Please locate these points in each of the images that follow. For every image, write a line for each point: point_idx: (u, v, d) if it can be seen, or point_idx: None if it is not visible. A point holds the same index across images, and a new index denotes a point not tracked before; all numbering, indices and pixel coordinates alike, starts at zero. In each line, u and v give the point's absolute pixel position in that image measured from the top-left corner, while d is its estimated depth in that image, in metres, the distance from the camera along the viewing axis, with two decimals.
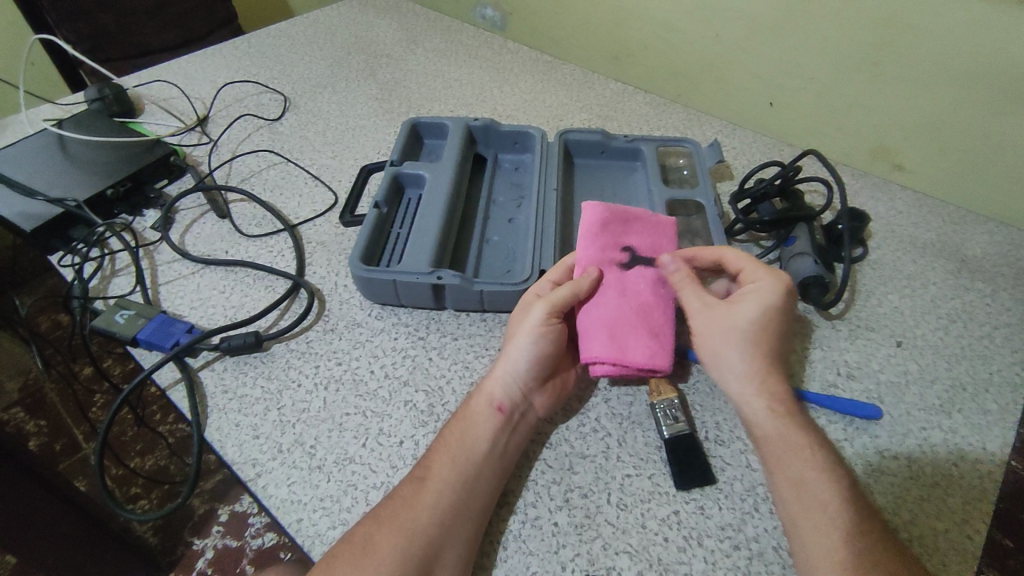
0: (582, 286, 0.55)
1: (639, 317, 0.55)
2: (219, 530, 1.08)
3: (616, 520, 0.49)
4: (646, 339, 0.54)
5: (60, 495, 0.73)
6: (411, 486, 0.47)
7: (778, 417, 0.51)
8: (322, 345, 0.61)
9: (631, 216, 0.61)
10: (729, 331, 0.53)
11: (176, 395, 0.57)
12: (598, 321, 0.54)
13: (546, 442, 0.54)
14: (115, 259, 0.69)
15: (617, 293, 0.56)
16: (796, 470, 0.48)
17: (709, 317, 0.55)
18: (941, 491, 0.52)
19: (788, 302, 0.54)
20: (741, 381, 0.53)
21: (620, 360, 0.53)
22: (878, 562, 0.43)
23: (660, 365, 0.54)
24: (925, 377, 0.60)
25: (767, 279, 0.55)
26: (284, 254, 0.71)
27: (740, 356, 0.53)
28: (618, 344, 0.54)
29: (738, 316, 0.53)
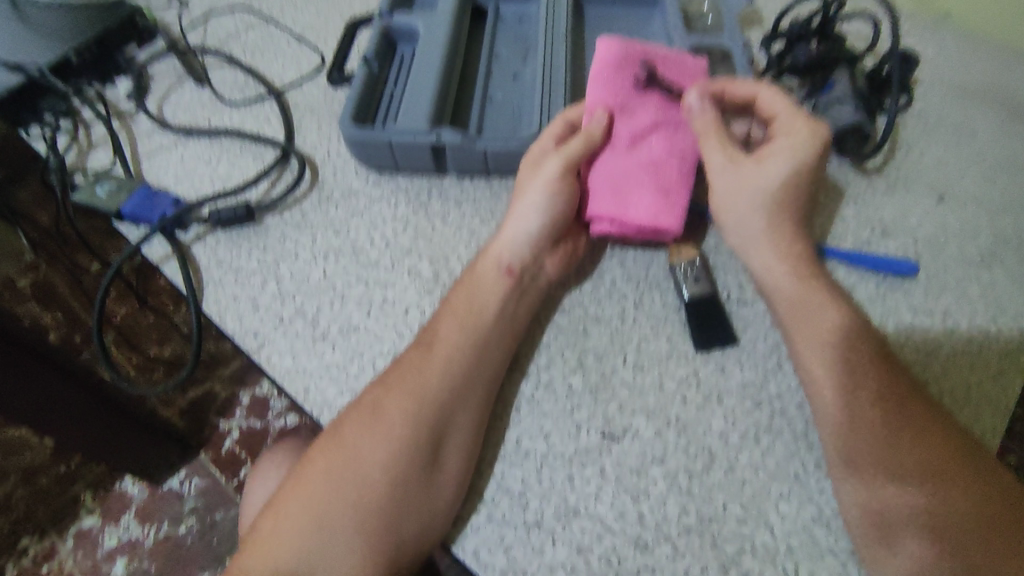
0: (594, 135, 0.51)
1: (649, 173, 0.50)
2: (243, 412, 1.11)
3: (632, 381, 0.48)
4: (651, 196, 0.49)
5: (78, 380, 0.74)
6: (418, 351, 0.45)
7: (791, 281, 0.47)
8: (318, 216, 0.58)
9: (653, 59, 0.54)
10: (755, 190, 0.49)
11: (169, 270, 0.55)
12: (604, 175, 0.51)
13: (557, 306, 0.52)
14: (90, 132, 0.64)
15: (626, 147, 0.51)
16: (816, 328, 0.45)
17: (737, 176, 0.50)
18: (975, 346, 0.49)
19: (820, 159, 0.50)
20: (764, 243, 0.49)
21: (620, 218, 0.50)
22: (906, 427, 0.41)
23: (666, 226, 0.49)
24: (966, 231, 0.56)
25: (802, 134, 0.50)
26: (270, 121, 0.66)
27: (763, 218, 0.49)
28: (622, 201, 0.50)
29: (764, 177, 0.49)
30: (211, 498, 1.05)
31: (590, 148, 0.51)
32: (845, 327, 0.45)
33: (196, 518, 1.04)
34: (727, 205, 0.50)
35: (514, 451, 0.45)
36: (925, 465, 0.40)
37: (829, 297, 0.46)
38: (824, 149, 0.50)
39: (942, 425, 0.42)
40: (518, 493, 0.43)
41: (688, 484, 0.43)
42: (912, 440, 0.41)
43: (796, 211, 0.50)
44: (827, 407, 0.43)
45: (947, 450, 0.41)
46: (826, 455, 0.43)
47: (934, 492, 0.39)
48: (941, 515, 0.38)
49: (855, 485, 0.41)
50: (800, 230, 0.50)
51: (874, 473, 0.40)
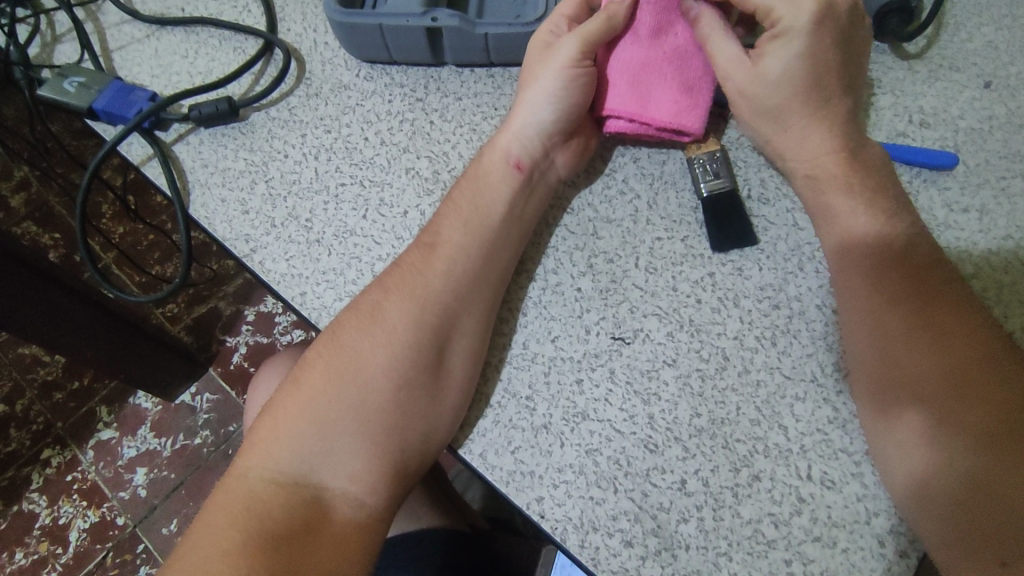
0: (616, 17, 0.45)
1: (672, 68, 0.46)
2: (250, 328, 1.09)
3: (645, 284, 0.45)
4: (675, 93, 0.46)
5: (90, 300, 0.72)
6: (419, 253, 0.43)
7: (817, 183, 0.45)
8: (307, 113, 0.53)
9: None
10: (758, 100, 0.46)
11: (151, 172, 0.52)
12: (625, 64, 0.46)
13: (565, 207, 0.48)
14: (53, 22, 0.58)
15: (651, 34, 0.46)
16: (846, 231, 0.43)
17: (734, 85, 0.46)
18: (1013, 245, 0.46)
19: (824, 41, 0.43)
20: (787, 150, 0.46)
21: (640, 116, 0.46)
22: (944, 322, 0.38)
23: (688, 126, 0.46)
24: (1013, 122, 0.51)
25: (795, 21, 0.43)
26: (251, 10, 0.59)
27: (777, 124, 0.46)
28: (642, 95, 0.46)
29: (765, 78, 0.45)
30: (224, 412, 1.06)
31: (611, 32, 0.46)
32: (879, 217, 0.42)
33: (209, 430, 1.05)
34: (736, 117, 0.48)
35: (520, 356, 0.43)
36: (961, 371, 0.36)
37: (864, 187, 0.44)
38: (825, 30, 0.43)
39: (989, 331, 0.38)
40: (525, 397, 0.42)
41: (700, 387, 0.42)
42: (949, 334, 0.38)
43: (818, 103, 0.45)
44: (858, 307, 0.41)
45: (991, 356, 0.37)
46: (849, 359, 0.41)
47: (966, 400, 0.36)
48: (974, 424, 0.35)
49: (879, 386, 0.39)
50: (837, 120, 0.45)
51: (899, 374, 0.38)
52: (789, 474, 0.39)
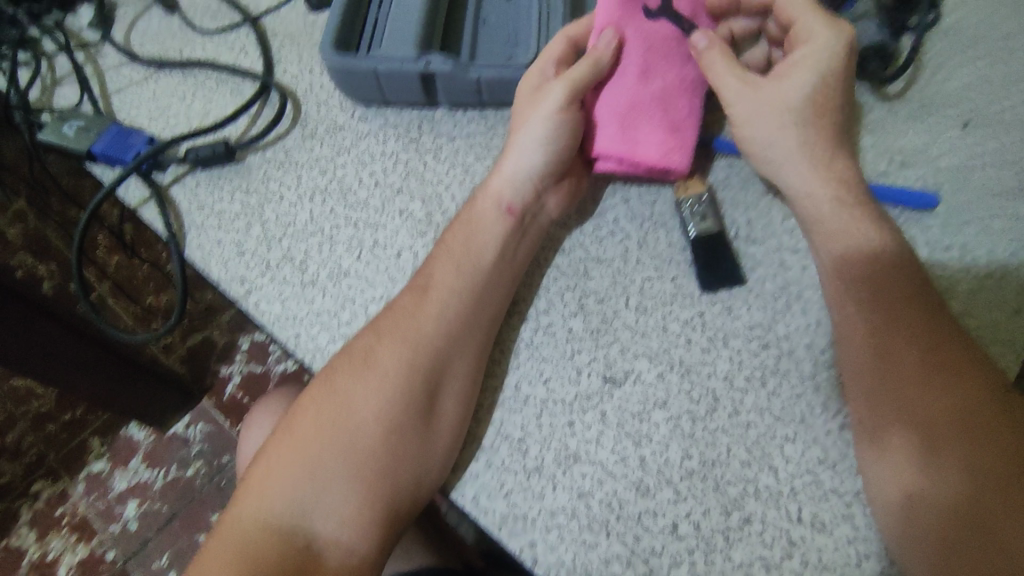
0: (601, 61, 0.47)
1: (660, 108, 0.47)
2: (243, 357, 1.09)
3: (635, 324, 0.46)
4: (662, 133, 0.46)
5: (76, 331, 0.71)
6: (412, 296, 0.43)
7: (834, 210, 0.45)
8: (302, 154, 0.54)
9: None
10: (778, 112, 0.46)
11: (148, 214, 0.52)
12: (612, 105, 0.47)
13: (557, 248, 0.49)
14: (54, 65, 0.60)
15: (638, 74, 0.47)
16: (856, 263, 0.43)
17: (755, 98, 0.47)
18: (995, 282, 0.47)
19: (847, 65, 0.47)
20: (798, 166, 0.46)
21: (628, 157, 0.47)
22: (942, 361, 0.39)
23: (676, 166, 0.47)
24: (993, 161, 0.52)
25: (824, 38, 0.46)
26: (247, 52, 0.61)
27: (792, 138, 0.46)
28: (630, 136, 0.47)
29: (789, 92, 0.47)
30: (217, 443, 1.05)
31: (598, 74, 0.47)
32: (880, 257, 0.43)
33: (202, 461, 1.04)
34: (747, 137, 0.48)
35: (512, 398, 0.44)
36: (959, 415, 0.37)
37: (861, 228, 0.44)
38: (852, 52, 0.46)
39: (990, 376, 0.38)
40: (517, 440, 0.42)
41: (691, 428, 0.42)
42: (946, 373, 0.38)
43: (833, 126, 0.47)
44: (858, 346, 0.41)
45: (992, 403, 0.37)
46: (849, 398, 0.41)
47: (963, 444, 0.36)
48: (972, 466, 0.35)
49: (875, 425, 0.39)
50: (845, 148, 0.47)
51: (896, 416, 0.38)
52: (780, 517, 0.40)
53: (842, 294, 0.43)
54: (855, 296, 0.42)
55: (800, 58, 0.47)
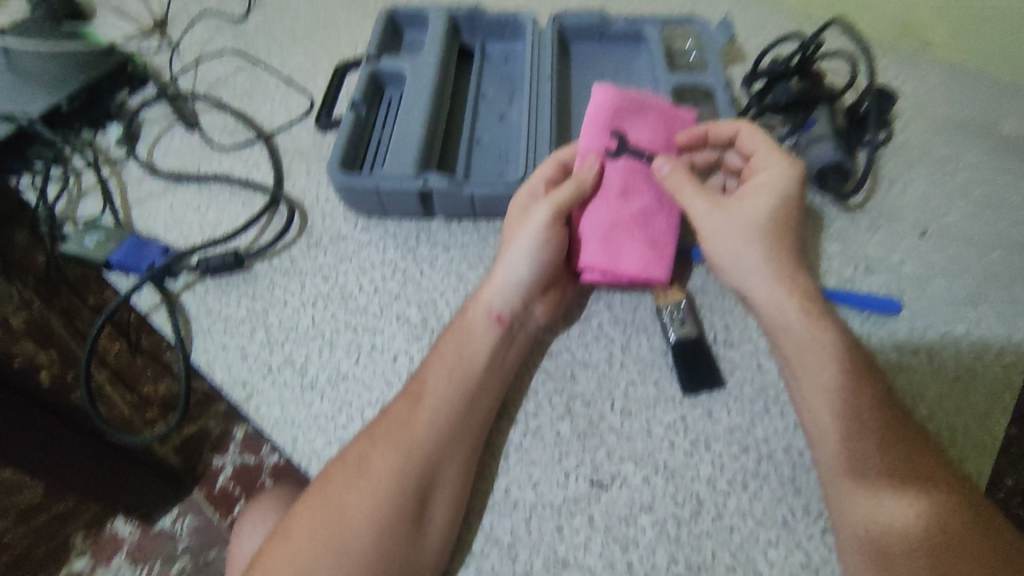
0: (586, 182, 0.51)
1: (639, 225, 0.51)
2: (237, 448, 1.09)
3: (621, 428, 0.48)
4: (642, 249, 0.51)
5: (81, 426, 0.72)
6: (406, 403, 0.45)
7: (801, 319, 0.47)
8: (307, 262, 0.58)
9: (649, 109, 0.54)
10: (745, 228, 0.49)
11: (158, 320, 0.55)
12: (594, 225, 0.51)
13: (545, 352, 0.52)
14: (81, 179, 0.65)
15: (619, 196, 0.51)
16: (820, 370, 0.45)
17: (722, 216, 0.50)
18: (962, 385, 0.50)
19: (798, 190, 0.51)
20: (764, 280, 0.48)
21: (611, 269, 0.50)
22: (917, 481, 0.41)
23: (657, 277, 0.50)
24: (951, 269, 0.56)
25: (777, 167, 0.51)
26: (260, 166, 0.66)
27: (758, 253, 0.49)
28: (613, 251, 0.51)
29: (752, 212, 0.50)
30: (205, 536, 1.03)
31: (583, 194, 0.51)
32: (845, 366, 0.45)
33: (188, 557, 1.02)
34: (714, 254, 0.50)
35: (502, 502, 0.45)
36: (935, 539, 0.39)
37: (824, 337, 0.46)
38: (798, 184, 0.51)
39: (964, 503, 0.40)
40: (506, 545, 0.43)
41: (676, 532, 0.43)
42: (922, 496, 0.40)
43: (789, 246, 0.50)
44: (840, 461, 0.42)
45: (966, 528, 0.39)
46: (830, 510, 0.42)
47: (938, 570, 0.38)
48: None
49: (859, 541, 0.40)
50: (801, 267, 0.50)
51: (878, 535, 0.40)
52: None
53: (820, 396, 0.44)
54: (835, 397, 0.44)
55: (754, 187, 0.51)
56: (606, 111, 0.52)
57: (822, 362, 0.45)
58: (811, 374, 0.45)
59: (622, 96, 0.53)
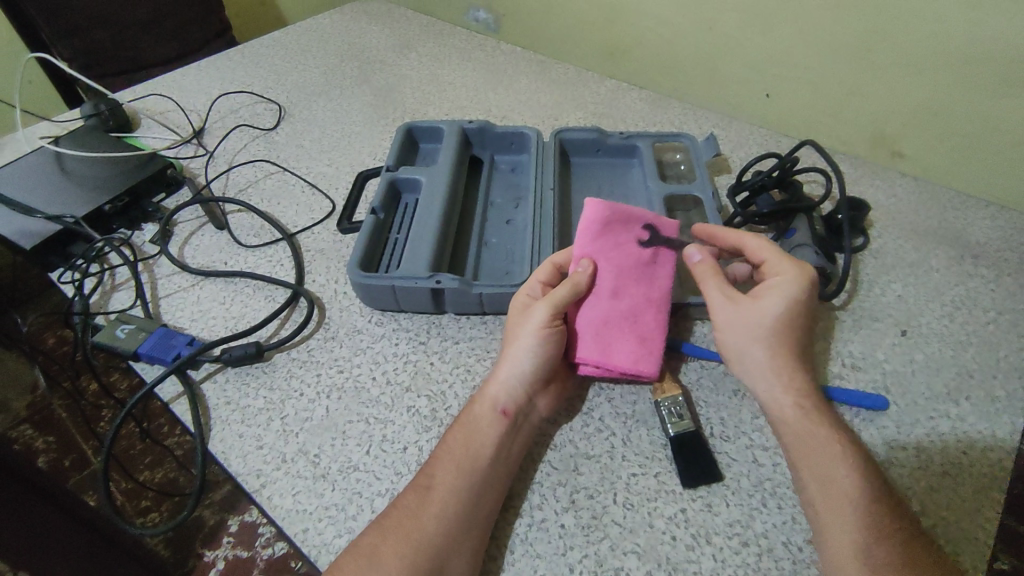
0: (581, 285, 0.54)
1: (629, 323, 0.55)
2: (230, 541, 1.01)
3: (624, 520, 0.49)
4: (633, 345, 0.54)
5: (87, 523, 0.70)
6: (416, 495, 0.47)
7: (797, 418, 0.50)
8: (324, 354, 0.61)
9: (637, 218, 0.57)
10: (752, 329, 0.52)
11: (179, 409, 0.57)
12: (589, 322, 0.55)
13: (549, 443, 0.54)
14: (115, 274, 0.70)
15: (610, 295, 0.55)
16: (822, 465, 0.47)
17: (733, 313, 0.53)
18: (950, 480, 0.51)
19: (811, 295, 0.53)
20: (768, 379, 0.52)
21: (604, 363, 0.54)
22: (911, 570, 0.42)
23: (646, 372, 0.54)
24: (931, 365, 0.60)
25: (789, 272, 0.53)
26: (283, 263, 0.71)
27: (765, 353, 0.52)
28: (604, 346, 0.54)
29: (761, 313, 0.52)
30: None
31: (577, 294, 0.54)
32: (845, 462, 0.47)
33: None
34: (725, 347, 0.54)
35: None
36: None
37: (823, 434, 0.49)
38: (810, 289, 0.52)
39: None
40: None
41: None
42: None
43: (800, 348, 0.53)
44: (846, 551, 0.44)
45: None
46: None
47: None
48: None
49: None
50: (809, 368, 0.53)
51: None
52: None
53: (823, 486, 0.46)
54: (829, 480, 0.46)
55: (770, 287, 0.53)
56: (595, 223, 0.56)
57: (820, 450, 0.48)
58: (812, 458, 0.48)
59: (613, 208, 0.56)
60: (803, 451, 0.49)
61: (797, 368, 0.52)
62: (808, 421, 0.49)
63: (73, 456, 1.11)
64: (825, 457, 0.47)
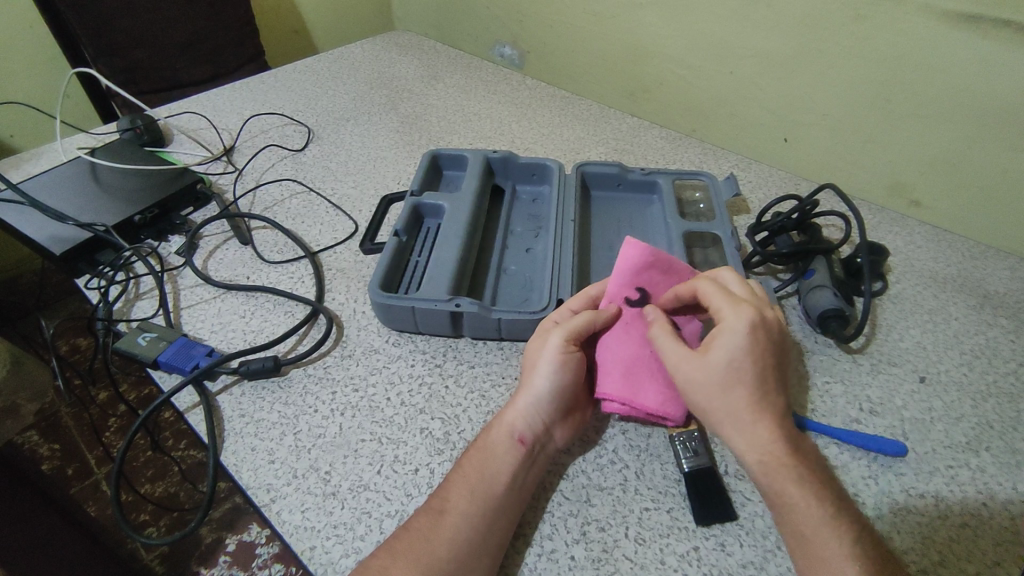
0: (606, 318, 0.55)
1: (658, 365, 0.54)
2: (226, 562, 0.97)
3: (635, 555, 0.48)
4: (662, 387, 0.53)
5: (88, 534, 0.69)
6: (425, 518, 0.47)
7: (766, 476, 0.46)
8: (340, 371, 0.62)
9: (677, 269, 0.58)
10: (706, 386, 0.48)
11: (194, 418, 0.58)
12: (617, 361, 0.54)
13: (562, 474, 0.54)
14: (139, 284, 0.71)
15: (638, 333, 0.55)
16: (797, 527, 0.44)
17: (686, 370, 0.49)
18: (970, 532, 0.50)
19: (764, 336, 0.48)
20: (734, 436, 0.47)
21: (630, 402, 0.53)
22: None
23: (671, 415, 0.53)
24: (951, 414, 0.59)
25: (736, 314, 0.49)
26: (304, 280, 0.72)
27: (724, 410, 0.47)
28: (633, 385, 0.53)
29: (708, 366, 0.48)
30: None
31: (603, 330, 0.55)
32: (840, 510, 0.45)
33: None
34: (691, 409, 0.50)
35: None
36: None
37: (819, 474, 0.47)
38: (757, 332, 0.48)
39: None
40: None
41: None
42: None
43: (763, 396, 0.47)
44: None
45: None
46: None
47: None
48: None
49: None
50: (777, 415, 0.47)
51: None
52: None
53: (815, 540, 0.44)
54: (808, 539, 0.44)
55: (716, 335, 0.49)
56: (636, 265, 0.56)
57: (801, 511, 0.45)
58: (797, 517, 0.45)
59: (651, 254, 0.56)
60: (789, 514, 0.45)
61: (769, 416, 0.47)
62: (791, 475, 0.46)
63: (76, 464, 1.11)
64: (808, 516, 0.44)
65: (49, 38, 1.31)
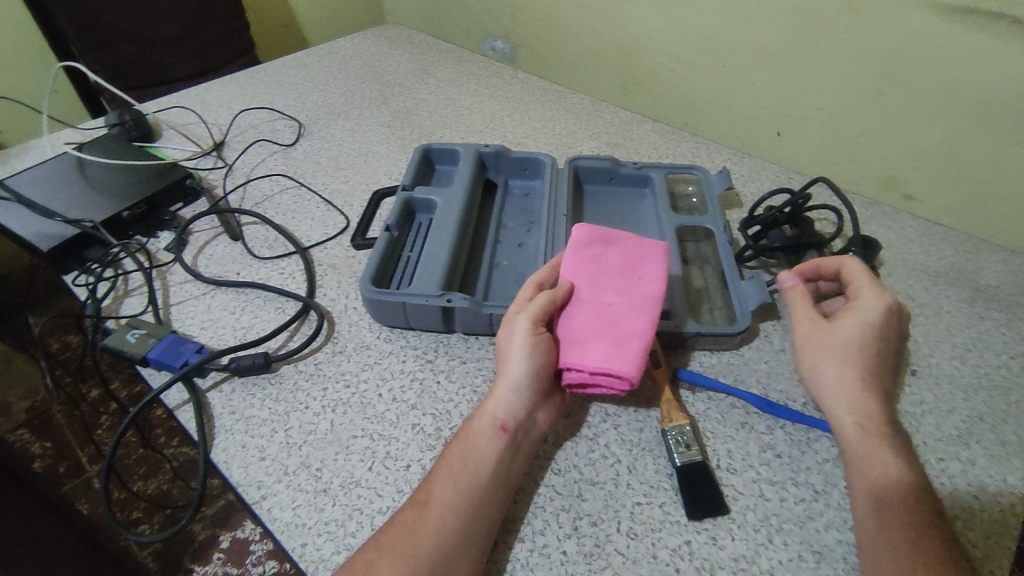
0: (555, 297, 0.55)
1: (603, 328, 0.53)
2: (220, 558, 0.98)
3: (627, 550, 0.48)
4: (606, 346, 0.52)
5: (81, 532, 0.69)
6: (414, 510, 0.46)
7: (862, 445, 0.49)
8: (331, 368, 0.62)
9: (619, 239, 0.58)
10: (833, 353, 0.52)
11: (184, 416, 0.57)
12: (567, 335, 0.54)
13: (551, 467, 0.54)
14: (128, 281, 0.71)
15: (586, 306, 0.55)
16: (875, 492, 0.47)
17: (813, 335, 0.54)
18: (961, 524, 0.50)
19: (893, 322, 0.53)
20: (841, 404, 0.51)
21: (578, 367, 0.52)
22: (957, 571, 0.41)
23: (617, 371, 0.51)
24: (942, 407, 0.59)
25: (874, 296, 0.53)
26: (295, 276, 0.72)
27: (841, 380, 0.51)
28: (578, 351, 0.52)
29: (839, 337, 0.52)
30: None
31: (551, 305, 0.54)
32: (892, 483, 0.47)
33: None
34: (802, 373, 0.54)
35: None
36: None
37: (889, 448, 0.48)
38: (890, 318, 0.53)
39: None
40: None
41: None
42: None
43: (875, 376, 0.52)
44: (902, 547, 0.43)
45: None
46: None
47: None
48: None
49: None
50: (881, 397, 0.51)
51: None
52: None
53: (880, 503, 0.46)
54: (881, 501, 0.46)
55: (851, 311, 0.53)
56: (579, 244, 0.58)
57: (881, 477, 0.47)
58: (873, 481, 0.47)
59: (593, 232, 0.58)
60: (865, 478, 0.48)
61: (876, 395, 0.51)
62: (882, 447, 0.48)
63: (68, 462, 1.10)
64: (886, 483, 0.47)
65: (35, 33, 1.29)
